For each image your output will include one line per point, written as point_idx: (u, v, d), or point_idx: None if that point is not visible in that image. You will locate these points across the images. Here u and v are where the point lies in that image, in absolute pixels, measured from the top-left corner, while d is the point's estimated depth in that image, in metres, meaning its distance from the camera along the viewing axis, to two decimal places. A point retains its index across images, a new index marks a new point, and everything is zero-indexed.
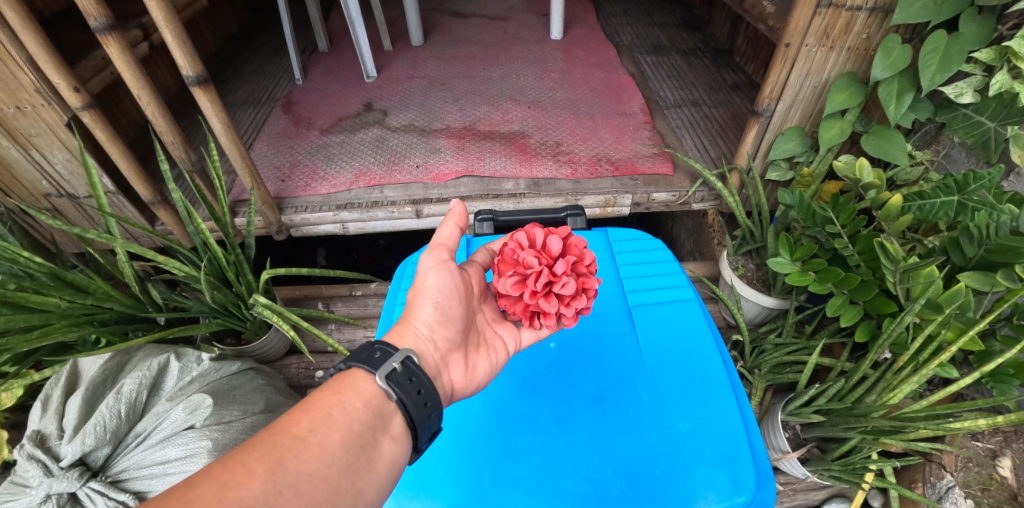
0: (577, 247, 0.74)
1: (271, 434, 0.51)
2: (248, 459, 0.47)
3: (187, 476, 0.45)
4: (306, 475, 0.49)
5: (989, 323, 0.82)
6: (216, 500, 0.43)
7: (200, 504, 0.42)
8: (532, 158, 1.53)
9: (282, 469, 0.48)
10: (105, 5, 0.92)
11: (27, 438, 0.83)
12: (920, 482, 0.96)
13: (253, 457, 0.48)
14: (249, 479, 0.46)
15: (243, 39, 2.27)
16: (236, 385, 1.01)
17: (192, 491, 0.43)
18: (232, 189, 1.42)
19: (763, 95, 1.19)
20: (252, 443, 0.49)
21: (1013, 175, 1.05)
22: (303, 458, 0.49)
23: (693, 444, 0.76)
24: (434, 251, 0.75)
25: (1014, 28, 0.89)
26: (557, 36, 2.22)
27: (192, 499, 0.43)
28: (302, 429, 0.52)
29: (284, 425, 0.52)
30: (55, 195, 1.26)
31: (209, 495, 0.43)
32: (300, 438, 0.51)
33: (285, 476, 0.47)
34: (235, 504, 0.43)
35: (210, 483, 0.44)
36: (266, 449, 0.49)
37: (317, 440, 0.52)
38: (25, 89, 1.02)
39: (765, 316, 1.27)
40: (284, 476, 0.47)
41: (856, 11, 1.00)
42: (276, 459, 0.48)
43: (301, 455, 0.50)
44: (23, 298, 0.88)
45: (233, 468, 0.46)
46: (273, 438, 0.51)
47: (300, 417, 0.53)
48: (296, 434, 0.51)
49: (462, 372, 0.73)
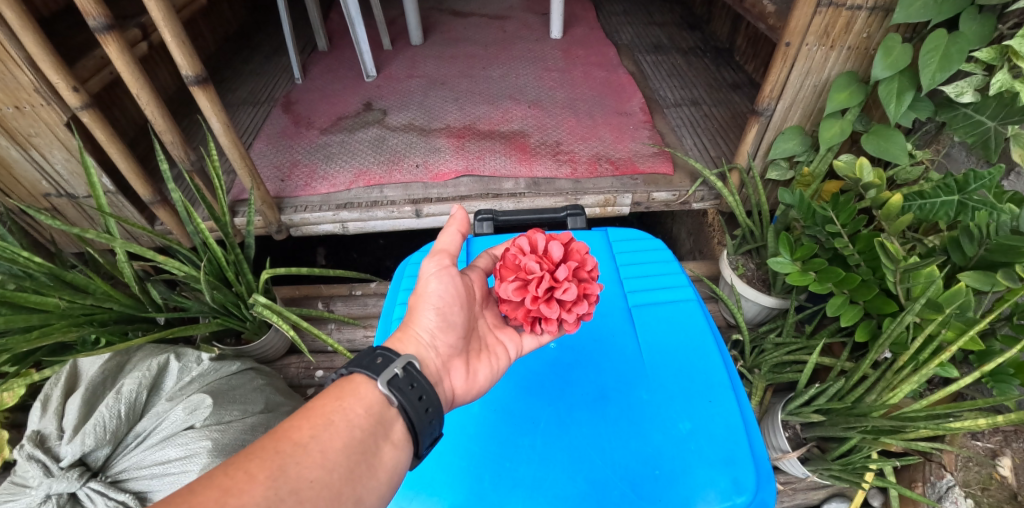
0: (579, 253, 0.74)
1: (272, 440, 0.51)
2: (250, 466, 0.47)
3: (189, 482, 0.45)
4: (307, 482, 0.48)
5: (989, 323, 0.82)
6: (217, 505, 0.43)
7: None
8: (532, 157, 1.53)
9: (284, 476, 0.48)
10: (104, 5, 0.92)
11: (26, 439, 0.83)
12: (920, 482, 0.96)
13: (255, 464, 0.48)
14: (251, 485, 0.46)
15: (242, 38, 2.27)
16: (236, 385, 1.01)
17: (193, 496, 0.43)
18: (231, 189, 1.42)
19: (763, 94, 1.19)
20: (253, 450, 0.49)
21: (1013, 175, 1.05)
22: (305, 465, 0.49)
23: (694, 444, 0.76)
24: (435, 257, 0.75)
25: (1014, 28, 0.89)
26: (557, 35, 2.22)
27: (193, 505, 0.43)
28: (304, 435, 0.52)
29: (285, 431, 0.52)
30: (55, 195, 1.26)
31: (211, 500, 0.43)
32: (301, 444, 0.51)
33: (287, 483, 0.47)
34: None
35: (212, 489, 0.44)
36: (268, 455, 0.49)
37: (318, 447, 0.52)
38: (24, 89, 1.02)
39: (765, 316, 1.26)
40: (286, 482, 0.47)
41: (857, 10, 1.00)
42: (277, 466, 0.48)
43: (302, 462, 0.50)
44: (23, 298, 0.88)
45: (235, 474, 0.46)
46: (275, 444, 0.50)
47: (302, 424, 0.53)
48: (298, 440, 0.51)
49: (464, 378, 0.73)
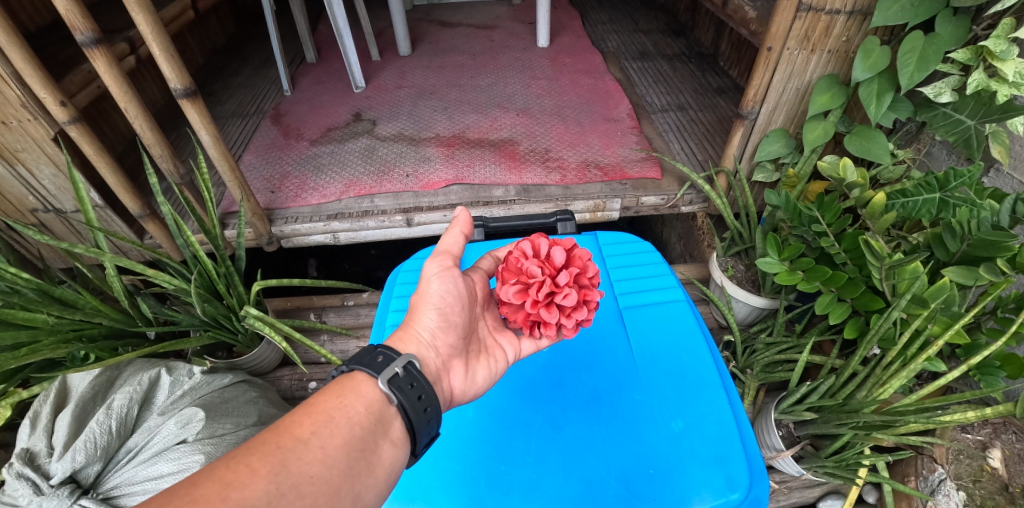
0: (581, 259, 0.74)
1: (274, 435, 0.51)
2: (251, 459, 0.47)
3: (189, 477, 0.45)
4: (310, 475, 0.48)
5: (974, 316, 0.84)
6: (220, 498, 0.43)
7: (203, 502, 0.42)
8: (521, 164, 1.54)
9: (285, 470, 0.47)
10: (93, 19, 0.92)
11: (15, 457, 0.82)
12: (913, 476, 0.97)
13: (256, 458, 0.47)
14: (252, 479, 0.45)
15: (230, 53, 2.28)
16: (229, 398, 1.00)
17: (195, 489, 0.43)
18: (222, 202, 1.42)
19: (747, 98, 1.22)
20: (255, 444, 0.49)
21: (993, 171, 1.08)
22: (308, 457, 0.49)
23: (686, 443, 0.76)
24: (438, 258, 0.76)
25: (989, 28, 0.91)
26: (544, 44, 2.25)
27: (197, 498, 0.42)
28: (305, 431, 0.52)
29: (286, 426, 0.52)
30: (41, 210, 1.25)
31: (214, 494, 0.43)
32: (302, 440, 0.51)
33: (288, 477, 0.47)
34: (239, 503, 0.43)
35: (213, 483, 0.44)
36: (269, 450, 0.49)
37: (319, 443, 0.51)
38: (11, 104, 1.01)
39: (755, 317, 1.28)
40: (287, 477, 0.47)
41: (835, 14, 1.03)
42: (279, 461, 0.48)
43: (303, 457, 0.49)
44: (10, 315, 0.87)
45: (237, 468, 0.46)
46: (277, 439, 0.50)
47: (303, 420, 0.53)
48: (299, 436, 0.51)
49: (462, 378, 0.73)
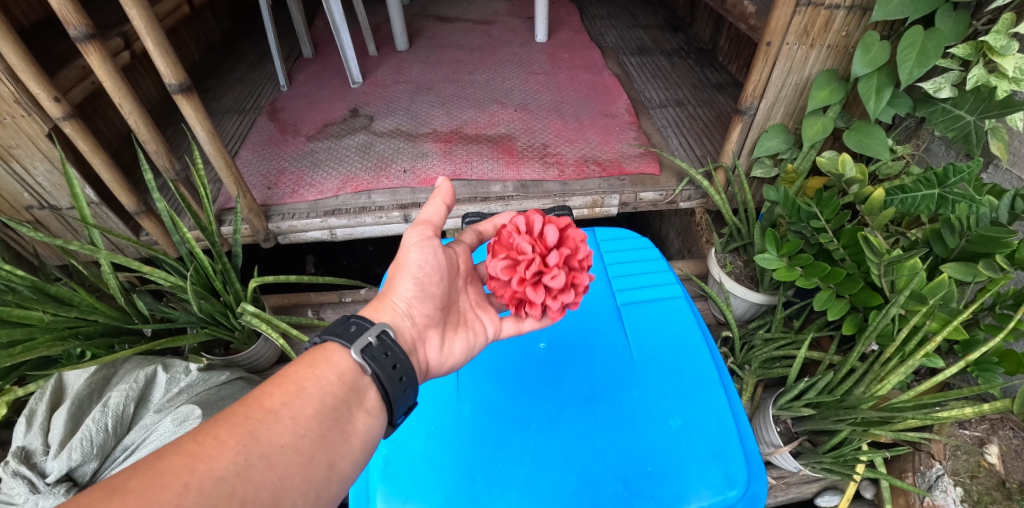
0: (575, 239, 0.72)
1: (243, 406, 0.50)
2: (219, 431, 0.46)
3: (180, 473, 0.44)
4: (281, 444, 0.48)
5: (973, 312, 0.84)
6: (186, 469, 0.42)
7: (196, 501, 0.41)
8: (519, 160, 1.53)
9: (255, 441, 0.47)
10: (86, 14, 0.91)
11: (11, 456, 0.82)
12: (911, 472, 0.99)
13: (224, 430, 0.46)
14: (220, 450, 0.44)
15: (226, 49, 2.26)
16: (225, 395, 1.00)
17: (160, 462, 0.42)
18: (217, 198, 1.42)
19: (746, 93, 1.21)
20: (224, 416, 0.48)
21: (991, 167, 1.08)
22: (277, 427, 0.49)
23: (684, 440, 0.76)
24: (419, 227, 0.75)
25: (989, 23, 0.90)
26: (542, 39, 2.23)
27: (161, 471, 0.41)
28: (274, 402, 0.51)
29: (256, 398, 0.52)
30: (37, 207, 1.24)
31: (180, 466, 0.42)
32: (272, 410, 0.50)
33: (258, 448, 0.46)
34: (206, 475, 0.42)
35: (179, 455, 0.43)
36: (238, 421, 0.48)
37: (289, 413, 0.51)
38: (4, 100, 1.00)
39: (753, 313, 1.28)
40: (257, 447, 0.46)
41: (835, 9, 1.02)
42: (248, 431, 0.47)
43: (273, 428, 0.49)
44: (6, 312, 0.86)
45: (205, 440, 0.45)
46: (246, 411, 0.50)
47: (273, 391, 0.53)
48: (269, 407, 0.51)
49: (439, 349, 0.73)
